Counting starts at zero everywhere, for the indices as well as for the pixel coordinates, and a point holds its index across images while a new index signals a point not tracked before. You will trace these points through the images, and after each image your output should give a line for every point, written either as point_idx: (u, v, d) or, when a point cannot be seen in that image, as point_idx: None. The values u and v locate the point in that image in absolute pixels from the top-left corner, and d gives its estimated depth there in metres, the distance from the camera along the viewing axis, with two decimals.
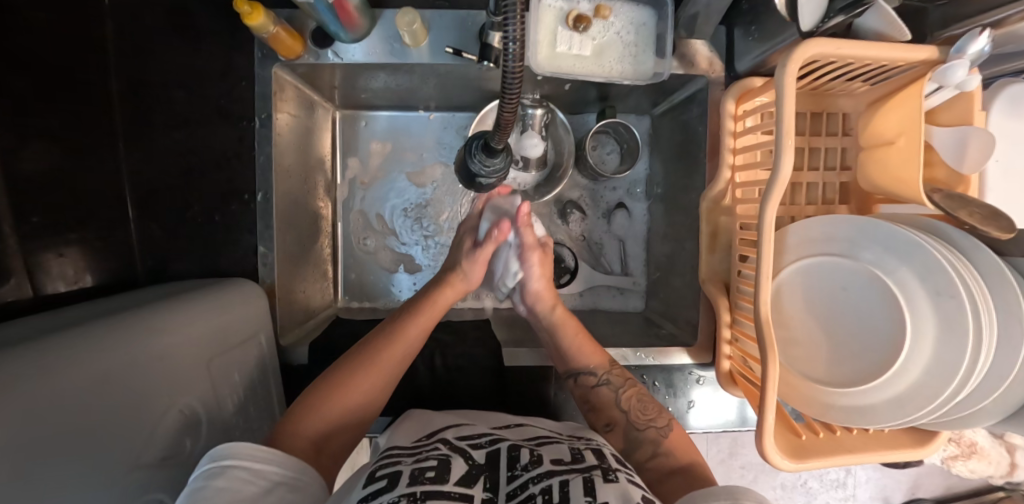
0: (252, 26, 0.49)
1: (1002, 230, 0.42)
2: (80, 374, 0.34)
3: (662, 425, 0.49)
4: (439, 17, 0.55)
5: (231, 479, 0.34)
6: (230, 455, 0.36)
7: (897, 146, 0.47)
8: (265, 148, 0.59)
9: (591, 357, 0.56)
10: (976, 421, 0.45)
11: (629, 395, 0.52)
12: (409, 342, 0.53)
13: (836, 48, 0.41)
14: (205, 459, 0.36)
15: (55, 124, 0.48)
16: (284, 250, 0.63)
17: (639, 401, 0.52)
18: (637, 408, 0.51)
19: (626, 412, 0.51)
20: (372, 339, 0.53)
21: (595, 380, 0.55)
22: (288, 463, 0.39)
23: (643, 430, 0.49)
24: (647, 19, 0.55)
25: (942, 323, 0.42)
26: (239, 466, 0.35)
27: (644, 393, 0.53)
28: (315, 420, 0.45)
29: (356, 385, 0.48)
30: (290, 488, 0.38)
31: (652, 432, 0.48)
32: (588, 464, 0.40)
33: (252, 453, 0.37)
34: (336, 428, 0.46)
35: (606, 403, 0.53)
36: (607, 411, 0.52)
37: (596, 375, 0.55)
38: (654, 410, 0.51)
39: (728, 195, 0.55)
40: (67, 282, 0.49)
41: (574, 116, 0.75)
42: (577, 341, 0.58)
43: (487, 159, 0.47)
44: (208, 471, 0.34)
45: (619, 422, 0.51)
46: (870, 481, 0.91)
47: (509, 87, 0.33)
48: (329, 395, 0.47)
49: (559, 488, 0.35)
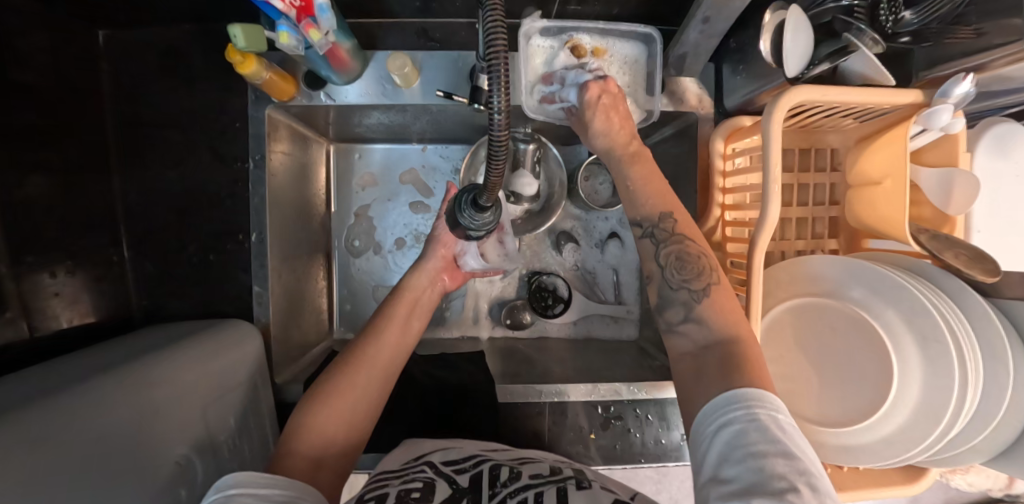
0: (244, 73, 0.49)
1: (986, 273, 0.42)
2: (72, 435, 0.34)
3: (698, 288, 0.41)
4: (430, 59, 0.56)
5: (242, 503, 0.34)
6: (236, 484, 0.35)
7: (883, 187, 0.48)
8: (260, 190, 0.58)
9: (643, 206, 0.46)
10: (964, 458, 0.45)
11: (670, 250, 0.43)
12: (392, 345, 0.55)
13: (822, 94, 0.42)
14: (210, 490, 0.35)
15: (45, 171, 0.48)
16: (281, 287, 0.63)
17: (678, 259, 0.43)
18: (674, 266, 0.43)
19: (663, 265, 0.43)
20: (352, 346, 0.54)
21: (640, 232, 0.46)
22: (290, 485, 0.38)
23: (677, 289, 0.42)
24: (638, 55, 0.55)
25: (928, 365, 0.42)
26: (246, 493, 0.35)
27: (688, 251, 0.43)
28: (311, 433, 0.45)
29: (346, 387, 0.49)
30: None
31: (685, 294, 0.41)
32: (565, 474, 0.41)
33: (256, 481, 0.36)
34: (332, 440, 0.46)
35: (643, 254, 0.45)
36: (646, 262, 0.45)
37: (641, 227, 0.46)
38: (694, 270, 0.42)
39: (718, 232, 0.56)
40: (60, 327, 0.49)
41: (567, 147, 0.76)
42: (636, 185, 0.47)
43: (477, 214, 0.42)
44: (216, 500, 0.34)
45: (654, 274, 0.44)
46: (871, 498, 0.91)
47: (496, 148, 0.31)
48: (319, 408, 0.47)
49: (534, 499, 0.37)
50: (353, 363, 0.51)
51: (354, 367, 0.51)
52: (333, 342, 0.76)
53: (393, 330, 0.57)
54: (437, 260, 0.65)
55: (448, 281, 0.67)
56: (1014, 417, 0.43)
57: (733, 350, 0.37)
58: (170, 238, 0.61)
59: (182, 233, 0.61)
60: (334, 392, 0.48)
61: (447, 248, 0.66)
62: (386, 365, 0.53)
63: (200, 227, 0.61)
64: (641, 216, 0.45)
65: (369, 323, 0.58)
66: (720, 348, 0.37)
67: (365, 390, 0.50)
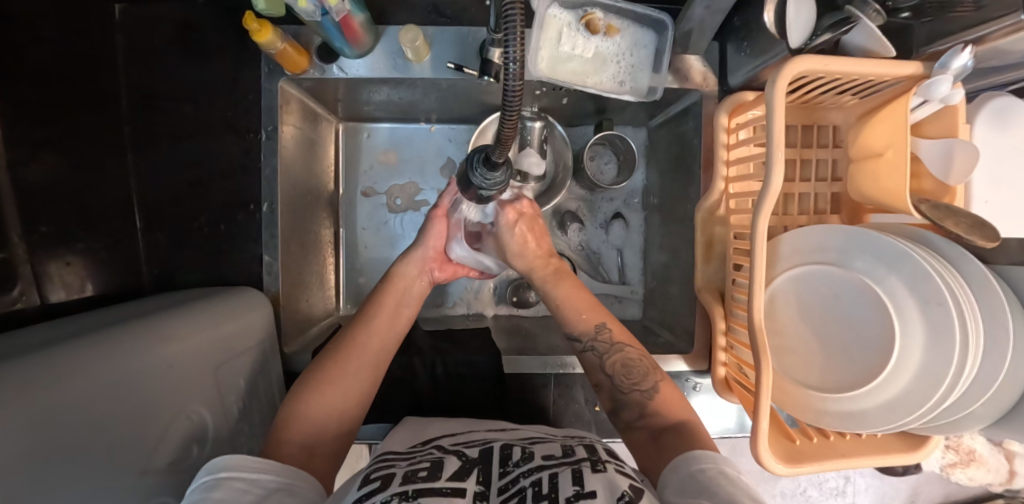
0: (260, 42, 0.51)
1: (987, 239, 0.43)
2: (88, 379, 0.35)
3: (647, 387, 0.50)
4: (441, 34, 0.57)
5: (229, 490, 0.35)
6: (226, 467, 0.36)
7: (886, 158, 0.48)
8: (272, 160, 0.60)
9: (578, 322, 0.56)
10: (965, 424, 0.46)
11: (615, 360, 0.52)
12: (380, 336, 0.54)
13: (825, 64, 0.42)
14: (201, 472, 0.36)
15: (63, 135, 0.49)
16: (290, 260, 0.64)
17: (624, 365, 0.52)
18: (622, 373, 0.51)
19: (610, 375, 0.52)
20: (342, 334, 0.54)
21: (582, 345, 0.55)
22: (281, 471, 0.40)
23: (629, 393, 0.50)
24: (648, 40, 0.56)
25: (931, 329, 0.43)
26: (235, 478, 0.36)
27: (630, 357, 0.52)
28: (300, 421, 0.46)
29: (332, 380, 0.49)
30: (288, 493, 0.38)
31: (637, 395, 0.50)
32: (578, 456, 0.41)
33: (248, 464, 0.38)
34: (324, 429, 0.47)
35: (591, 367, 0.53)
36: (595, 374, 0.53)
37: (580, 340, 0.55)
38: (640, 373, 0.51)
39: (722, 206, 0.57)
40: (71, 290, 0.50)
41: (573, 129, 0.77)
42: (568, 302, 0.58)
43: (489, 173, 0.43)
44: (204, 483, 0.35)
45: (605, 385, 0.52)
46: (869, 489, 0.91)
47: (510, 102, 0.31)
48: (308, 397, 0.48)
49: (549, 480, 0.36)
50: (341, 354, 0.51)
51: (342, 358, 0.51)
52: (340, 319, 0.77)
53: (382, 321, 0.56)
54: (427, 249, 0.63)
55: (437, 271, 0.66)
56: (1013, 384, 0.44)
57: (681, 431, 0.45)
58: (183, 208, 0.61)
59: (194, 204, 0.62)
60: (320, 385, 0.49)
61: (438, 240, 0.64)
62: (374, 356, 0.53)
63: (212, 197, 0.62)
64: (579, 332, 0.55)
65: (359, 313, 0.57)
66: (671, 433, 0.45)
67: (354, 381, 0.50)
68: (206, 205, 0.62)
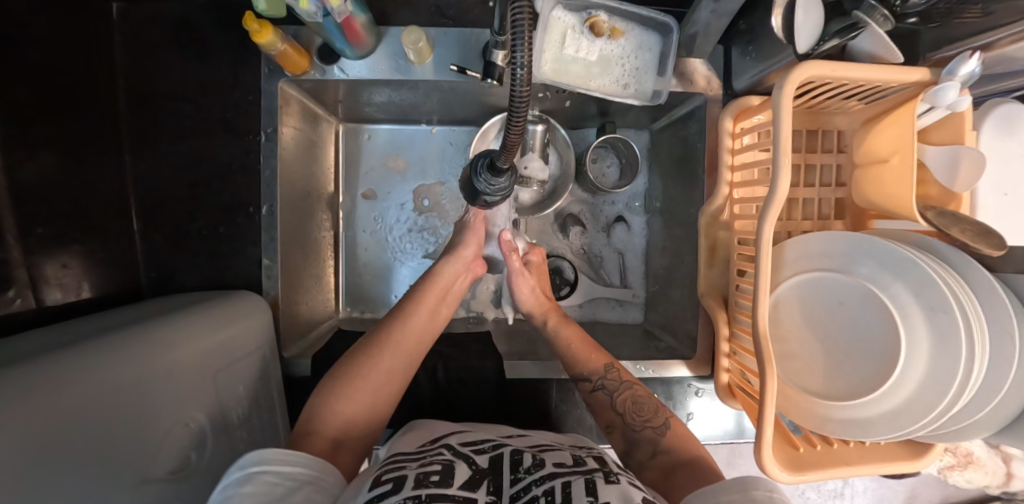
0: (260, 43, 0.50)
1: (993, 248, 0.43)
2: (85, 387, 0.34)
3: (658, 425, 0.50)
4: (443, 36, 0.57)
5: (265, 484, 0.35)
6: (259, 461, 0.36)
7: (891, 164, 0.48)
8: (271, 162, 0.60)
9: (587, 364, 0.57)
10: (969, 433, 0.46)
11: (626, 397, 0.53)
12: (414, 336, 0.55)
13: (832, 70, 0.42)
14: (232, 468, 0.36)
15: (60, 135, 0.48)
16: (289, 263, 0.64)
17: (635, 403, 0.52)
18: (633, 409, 0.52)
19: (623, 413, 0.52)
20: (379, 329, 0.54)
21: (592, 386, 0.55)
22: (313, 464, 0.39)
23: (642, 430, 0.50)
24: (653, 43, 0.56)
25: (937, 338, 0.42)
26: (268, 472, 0.36)
27: (639, 395, 0.53)
28: (331, 416, 0.47)
29: (367, 377, 0.50)
30: (317, 488, 0.38)
31: (650, 432, 0.50)
32: (590, 466, 0.41)
33: (280, 459, 0.37)
34: (354, 423, 0.47)
35: (602, 407, 0.54)
36: (606, 413, 0.54)
37: (591, 381, 0.56)
38: (650, 410, 0.52)
39: (726, 211, 0.57)
40: (67, 291, 0.49)
41: (575, 131, 0.77)
42: (574, 347, 0.59)
43: (494, 179, 0.43)
44: (238, 479, 0.34)
45: (617, 423, 0.52)
46: (868, 491, 0.91)
47: (517, 106, 0.31)
48: (342, 391, 0.48)
49: (561, 489, 0.36)
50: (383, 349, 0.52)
51: (379, 354, 0.51)
52: (339, 321, 0.76)
53: (421, 320, 0.56)
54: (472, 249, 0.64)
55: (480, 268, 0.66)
56: (1018, 395, 0.43)
57: (696, 471, 0.44)
58: (181, 210, 0.61)
59: (192, 206, 0.61)
60: (353, 381, 0.49)
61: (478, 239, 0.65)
62: (410, 352, 0.53)
63: (211, 199, 0.61)
64: (589, 372, 0.56)
65: (397, 307, 0.58)
66: (683, 473, 0.44)
67: (386, 380, 0.51)
68: (205, 207, 0.61)
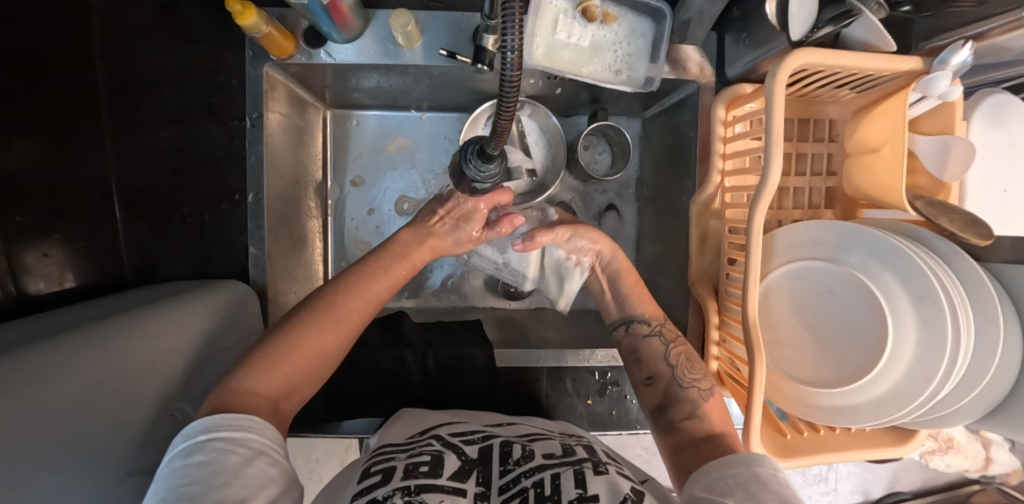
0: (243, 26, 0.49)
1: (981, 237, 0.43)
2: (66, 381, 0.33)
3: (704, 387, 0.50)
4: (432, 19, 0.55)
5: (209, 450, 0.34)
6: (206, 429, 0.35)
7: (882, 154, 0.48)
8: (257, 149, 0.58)
9: (647, 309, 0.57)
10: (951, 420, 0.47)
11: (679, 352, 0.52)
12: (367, 299, 0.52)
13: (825, 57, 0.41)
14: (179, 438, 0.35)
15: (40, 118, 0.46)
16: (275, 252, 0.63)
17: (686, 359, 0.52)
18: (685, 365, 0.51)
19: (673, 367, 0.52)
20: (326, 290, 0.51)
21: (648, 330, 0.56)
22: (267, 433, 0.38)
23: (687, 388, 0.50)
24: (646, 29, 0.55)
25: (924, 327, 0.43)
26: (216, 439, 0.35)
27: (693, 353, 0.53)
28: (272, 376, 0.42)
29: (313, 342, 0.46)
30: (270, 459, 0.36)
31: (694, 392, 0.49)
32: (579, 457, 0.41)
33: (229, 424, 0.36)
34: (297, 387, 0.45)
35: (654, 354, 0.53)
36: (653, 363, 0.53)
37: (648, 326, 0.56)
38: (701, 371, 0.51)
39: (717, 199, 0.57)
40: (50, 281, 0.47)
41: (567, 118, 0.76)
42: (635, 292, 0.59)
43: (483, 165, 0.42)
44: (184, 449, 0.34)
45: (663, 376, 0.51)
46: (851, 475, 0.93)
47: (507, 91, 0.30)
48: (284, 351, 0.44)
49: (551, 482, 0.36)
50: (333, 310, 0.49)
51: (331, 315, 0.48)
52: None
53: (378, 285, 0.54)
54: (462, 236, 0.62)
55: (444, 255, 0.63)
56: (1000, 383, 0.44)
57: (716, 442, 0.44)
58: (167, 198, 0.60)
59: (179, 193, 0.60)
60: (301, 342, 0.45)
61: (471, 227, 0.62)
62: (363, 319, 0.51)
63: (196, 187, 0.61)
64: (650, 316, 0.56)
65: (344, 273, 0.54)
66: (711, 443, 0.44)
67: (336, 342, 0.48)
68: (191, 194, 0.61)
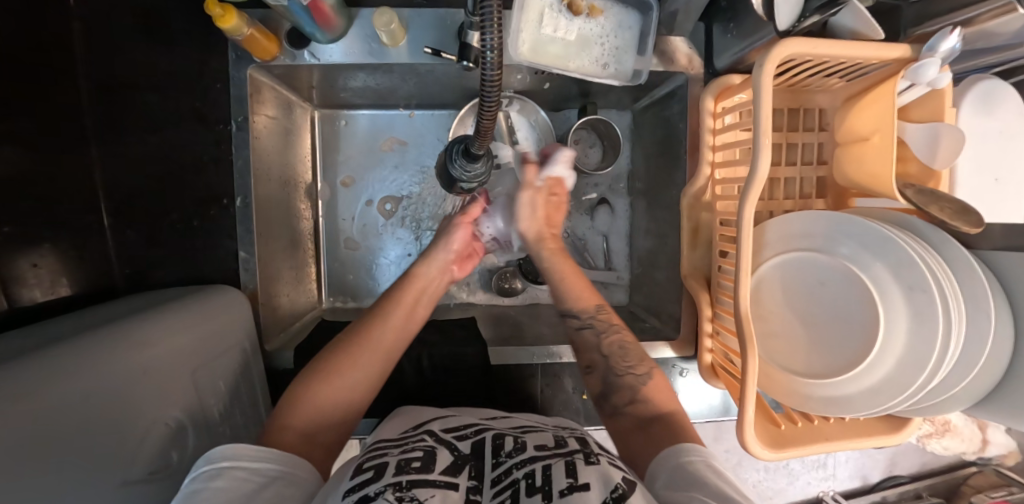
0: (224, 28, 0.48)
1: (970, 224, 0.43)
2: (61, 391, 0.33)
3: (641, 373, 0.50)
4: (417, 17, 0.55)
5: (232, 479, 0.34)
6: (227, 456, 0.36)
7: (872, 143, 0.48)
8: (243, 152, 0.58)
9: (579, 302, 0.57)
10: (946, 406, 0.47)
11: (612, 341, 0.53)
12: (393, 328, 0.53)
13: (812, 47, 0.41)
14: (198, 463, 0.36)
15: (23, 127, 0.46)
16: (266, 255, 0.63)
17: (620, 348, 0.52)
18: (617, 354, 0.52)
19: (606, 356, 0.52)
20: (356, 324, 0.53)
21: (579, 322, 0.55)
22: (284, 460, 0.39)
23: (622, 376, 0.50)
24: (633, 22, 0.54)
25: (915, 316, 0.43)
26: (236, 467, 0.36)
27: (626, 341, 0.53)
28: (300, 411, 0.45)
29: (342, 376, 0.48)
30: (287, 483, 0.38)
31: (630, 379, 0.50)
32: (571, 448, 0.41)
33: (250, 453, 0.37)
34: (329, 418, 0.46)
35: (588, 346, 0.54)
36: (589, 354, 0.53)
37: (579, 318, 0.56)
38: (635, 357, 0.52)
39: (707, 191, 0.57)
40: (43, 290, 0.48)
41: (556, 113, 0.76)
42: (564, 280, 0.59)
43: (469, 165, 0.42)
44: (205, 473, 0.34)
45: (599, 366, 0.52)
46: (849, 461, 0.94)
47: (488, 88, 0.30)
48: (314, 386, 0.47)
49: (541, 472, 0.36)
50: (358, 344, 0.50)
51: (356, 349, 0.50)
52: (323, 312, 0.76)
53: (402, 314, 0.55)
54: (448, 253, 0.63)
55: (455, 270, 0.65)
56: (993, 370, 0.44)
57: (674, 425, 0.45)
58: (155, 204, 0.59)
59: (166, 199, 0.60)
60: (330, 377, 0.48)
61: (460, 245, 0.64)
62: (391, 347, 0.52)
63: (185, 192, 0.60)
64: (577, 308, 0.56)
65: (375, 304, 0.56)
66: (658, 424, 0.45)
67: (366, 374, 0.49)
68: (179, 201, 0.60)
